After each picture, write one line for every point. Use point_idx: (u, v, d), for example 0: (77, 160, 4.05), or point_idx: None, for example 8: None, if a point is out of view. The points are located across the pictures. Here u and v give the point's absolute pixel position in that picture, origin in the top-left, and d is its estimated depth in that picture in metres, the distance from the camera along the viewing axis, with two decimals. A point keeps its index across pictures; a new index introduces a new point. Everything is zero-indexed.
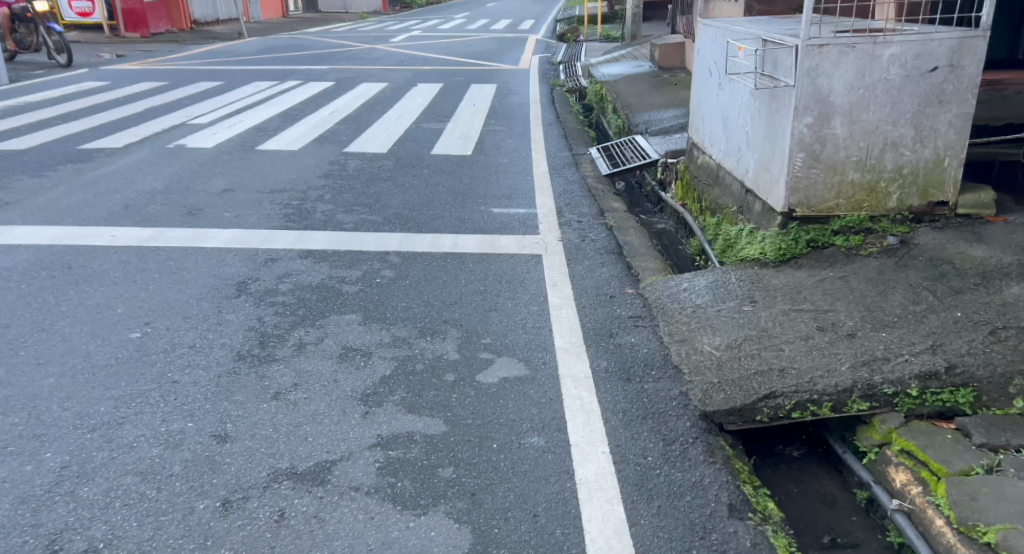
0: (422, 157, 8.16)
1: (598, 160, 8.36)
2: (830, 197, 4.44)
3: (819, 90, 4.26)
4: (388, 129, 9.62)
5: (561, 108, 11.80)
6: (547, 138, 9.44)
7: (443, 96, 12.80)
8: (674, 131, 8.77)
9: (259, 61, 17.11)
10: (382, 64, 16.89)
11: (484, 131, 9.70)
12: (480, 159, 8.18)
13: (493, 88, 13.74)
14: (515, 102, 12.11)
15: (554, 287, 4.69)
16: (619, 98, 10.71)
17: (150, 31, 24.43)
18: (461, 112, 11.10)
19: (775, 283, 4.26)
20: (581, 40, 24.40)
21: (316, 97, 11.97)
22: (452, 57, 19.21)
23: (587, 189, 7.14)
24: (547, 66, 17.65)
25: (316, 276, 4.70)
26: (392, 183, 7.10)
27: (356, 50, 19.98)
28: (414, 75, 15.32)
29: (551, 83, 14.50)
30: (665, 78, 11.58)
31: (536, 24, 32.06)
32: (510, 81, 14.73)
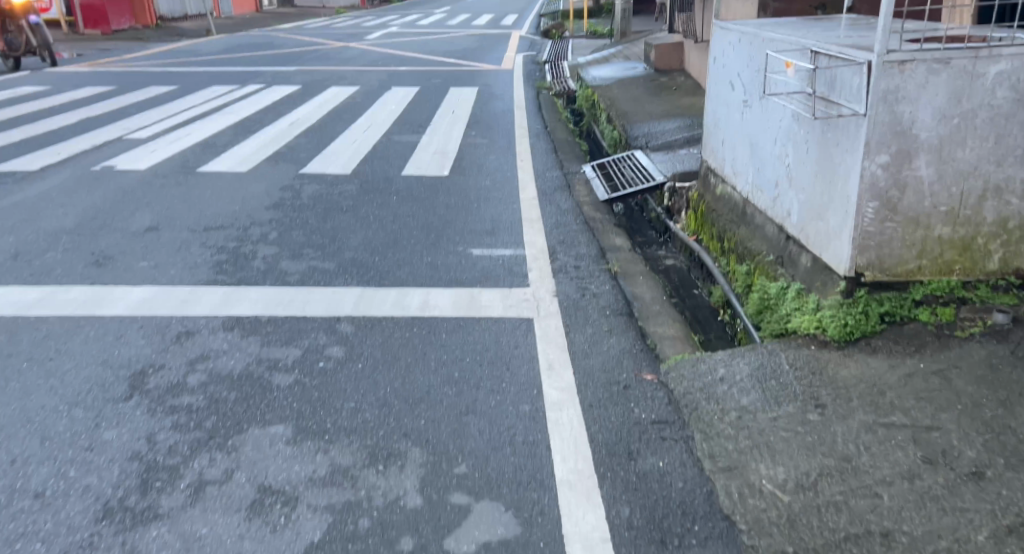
0: (391, 180, 7.08)
1: (593, 181, 7.30)
2: (910, 258, 3.42)
3: (899, 120, 3.24)
4: (353, 144, 8.51)
5: (548, 116, 10.72)
6: (534, 153, 8.37)
7: (419, 101, 11.69)
8: (678, 146, 7.73)
9: (222, 61, 15.94)
10: (354, 65, 15.76)
11: (463, 145, 8.61)
12: (458, 182, 7.11)
13: (474, 91, 12.65)
14: (497, 110, 11.01)
15: (549, 372, 3.63)
16: (614, 106, 9.65)
17: (111, 27, 23.35)
18: (438, 122, 10.00)
19: (844, 376, 3.21)
20: (567, 37, 23.27)
21: (278, 104, 10.82)
22: (431, 56, 18.10)
23: (583, 220, 6.09)
24: (532, 66, 16.59)
25: (239, 360, 3.61)
26: (353, 215, 6.01)
27: (327, 49, 18.85)
28: (388, 77, 14.18)
29: (537, 85, 13.42)
30: (662, 82, 10.52)
31: (519, 19, 30.97)
32: (492, 83, 13.65)
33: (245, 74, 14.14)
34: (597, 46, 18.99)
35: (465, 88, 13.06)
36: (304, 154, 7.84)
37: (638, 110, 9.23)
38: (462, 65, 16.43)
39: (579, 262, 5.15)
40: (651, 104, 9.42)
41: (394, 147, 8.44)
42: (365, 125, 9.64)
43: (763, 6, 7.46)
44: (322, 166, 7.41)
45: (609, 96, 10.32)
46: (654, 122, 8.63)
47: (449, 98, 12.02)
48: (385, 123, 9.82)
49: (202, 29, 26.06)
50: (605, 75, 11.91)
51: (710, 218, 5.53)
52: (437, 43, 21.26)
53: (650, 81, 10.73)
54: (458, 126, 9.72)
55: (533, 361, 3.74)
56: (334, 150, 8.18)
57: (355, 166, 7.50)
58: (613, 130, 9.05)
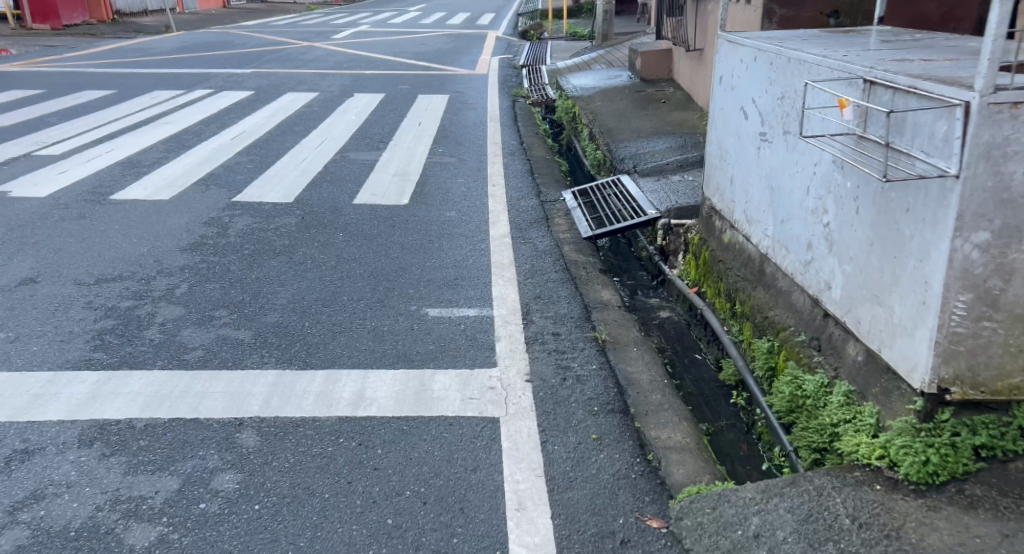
0: (338, 212, 6.10)
1: (574, 213, 6.35)
2: (1013, 370, 2.50)
3: (1007, 185, 2.33)
4: (300, 164, 7.50)
5: (524, 130, 9.76)
6: (507, 176, 7.42)
7: (382, 111, 10.69)
8: (671, 172, 6.81)
9: (173, 61, 14.89)
10: (316, 67, 14.75)
11: (427, 166, 7.65)
12: (416, 214, 6.14)
13: (444, 100, 11.68)
14: (467, 121, 10.04)
15: (518, 516, 2.68)
16: (597, 121, 8.70)
17: (62, 21, 22.49)
18: (401, 136, 9.01)
19: (935, 546, 2.28)
20: (545, 39, 22.32)
21: (223, 113, 9.79)
22: (401, 58, 17.11)
23: (563, 267, 5.13)
24: (509, 70, 15.64)
25: (84, 503, 2.65)
26: (287, 260, 5.02)
27: (290, 48, 17.84)
28: (352, 82, 13.17)
29: (513, 93, 12.46)
30: (649, 94, 9.60)
31: (497, 17, 30.02)
32: (465, 90, 12.69)
33: (195, 77, 13.11)
34: (577, 50, 18.05)
35: (435, 95, 12.08)
36: (242, 179, 6.85)
37: (624, 126, 8.29)
38: (434, 68, 15.44)
39: (558, 327, 4.20)
40: (638, 120, 8.49)
41: (348, 168, 7.46)
42: (318, 139, 8.63)
43: (768, 12, 6.52)
44: (258, 194, 6.41)
45: (591, 109, 9.38)
46: (642, 141, 7.70)
47: (415, 108, 11.03)
48: (342, 137, 8.81)
49: (162, 25, 24.96)
50: (586, 83, 10.98)
51: (714, 268, 4.60)
52: (409, 44, 20.25)
53: (636, 92, 9.80)
54: (423, 142, 8.73)
55: (496, 494, 2.79)
56: (277, 172, 7.17)
57: (299, 193, 6.50)
58: (597, 150, 8.11)
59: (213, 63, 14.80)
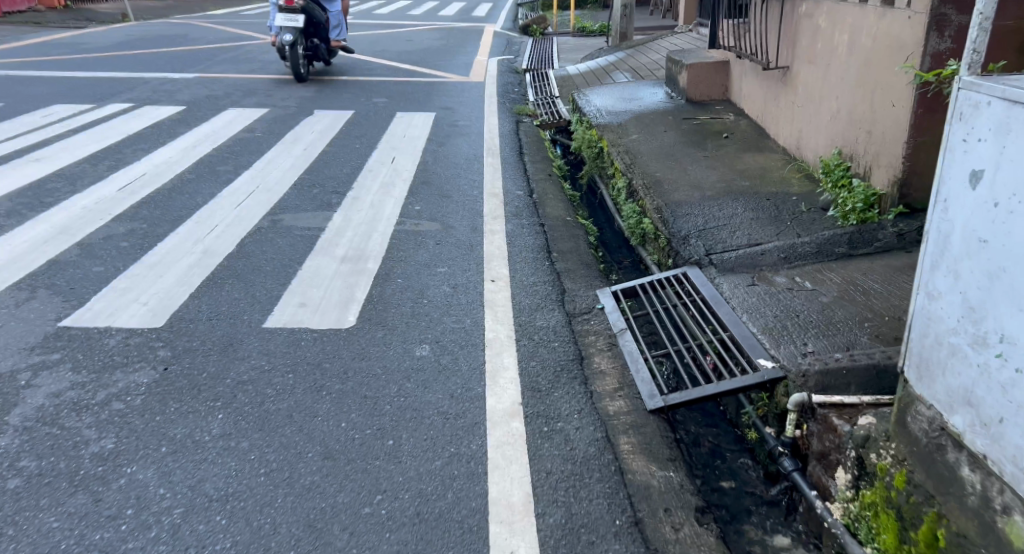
0: (230, 352, 3.70)
1: (626, 347, 3.91)
2: None
3: None
4: (198, 245, 5.06)
5: (532, 173, 7.32)
6: (511, 265, 5.01)
7: (345, 140, 8.27)
8: (767, 270, 4.38)
9: (105, 63, 12.55)
10: (277, 74, 12.33)
11: (392, 247, 5.25)
12: (362, 354, 3.73)
13: (427, 122, 9.27)
14: (455, 160, 7.61)
15: None
16: (634, 167, 6.26)
17: (2, 9, 20.68)
18: (361, 188, 6.57)
19: None
20: (549, 36, 19.74)
21: (128, 146, 7.38)
22: (383, 60, 14.67)
23: (630, 519, 2.66)
24: (510, 77, 13.18)
25: None
26: (89, 502, 2.61)
27: (252, 46, 15.48)
28: (316, 95, 10.73)
29: (516, 113, 10.07)
30: (703, 124, 7.10)
31: (496, 8, 27.44)
32: (455, 107, 10.26)
33: (122, 85, 10.74)
34: (588, 52, 15.43)
35: (418, 117, 9.63)
36: (99, 277, 4.45)
37: (678, 177, 5.83)
38: (421, 74, 13.00)
39: None
40: (696, 167, 6.02)
41: (273, 251, 5.05)
42: (239, 196, 6.17)
43: (940, 20, 4.03)
44: (99, 316, 3.94)
45: (624, 145, 6.90)
46: (711, 205, 5.25)
47: (387, 136, 8.57)
48: (276, 190, 6.38)
49: (120, 15, 22.63)
50: (612, 102, 8.54)
51: None
52: (394, 41, 17.73)
53: (683, 120, 7.32)
54: (389, 199, 6.30)
55: None
56: (159, 261, 4.74)
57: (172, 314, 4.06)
58: (639, 212, 5.67)
59: (152, 67, 12.44)
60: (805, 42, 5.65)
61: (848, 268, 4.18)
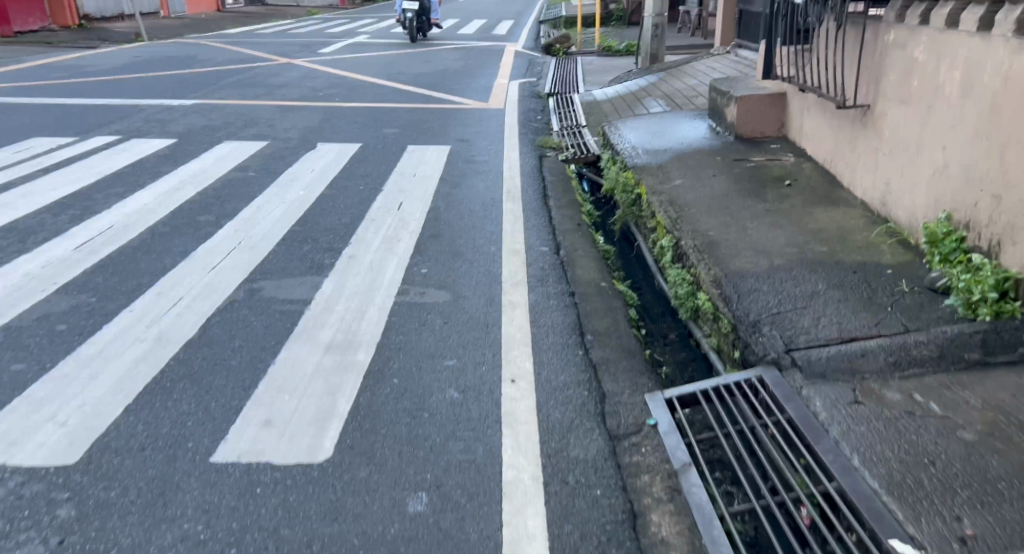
0: (159, 509, 2.77)
1: (694, 497, 2.91)
2: None
3: None
4: (149, 330, 4.12)
5: (558, 224, 6.38)
6: (534, 356, 4.04)
7: (347, 179, 7.38)
8: (867, 377, 3.38)
9: (101, 87, 11.80)
10: (283, 100, 11.51)
11: (390, 328, 4.30)
12: (334, 512, 2.77)
13: (441, 158, 8.35)
14: (470, 206, 6.67)
15: None
16: (682, 222, 5.27)
17: (14, 29, 20.18)
18: (359, 245, 5.63)
19: None
20: (572, 55, 18.85)
21: (99, 191, 6.52)
22: (397, 83, 13.84)
23: None
24: (533, 102, 12.28)
25: None
26: None
27: (260, 68, 14.72)
28: (322, 124, 9.87)
29: (540, 147, 9.17)
30: (760, 169, 6.10)
31: (517, 26, 26.65)
32: (472, 139, 9.36)
33: (113, 113, 9.95)
34: (616, 74, 14.49)
35: (431, 151, 8.73)
36: (17, 381, 3.56)
37: (737, 239, 4.83)
38: (436, 100, 12.13)
39: None
40: (758, 224, 5.02)
41: (245, 337, 4.13)
42: (213, 256, 5.24)
43: None
44: None
45: (667, 192, 5.91)
46: (784, 280, 4.25)
47: (396, 173, 7.64)
48: (260, 249, 5.45)
49: (132, 34, 22.09)
50: (648, 138, 7.57)
51: None
52: (410, 61, 16.93)
53: (735, 163, 6.33)
54: (391, 261, 5.35)
55: None
56: (97, 355, 3.83)
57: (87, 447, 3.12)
58: (690, 281, 4.67)
59: (151, 91, 11.67)
60: (894, 76, 4.66)
61: (987, 387, 3.18)
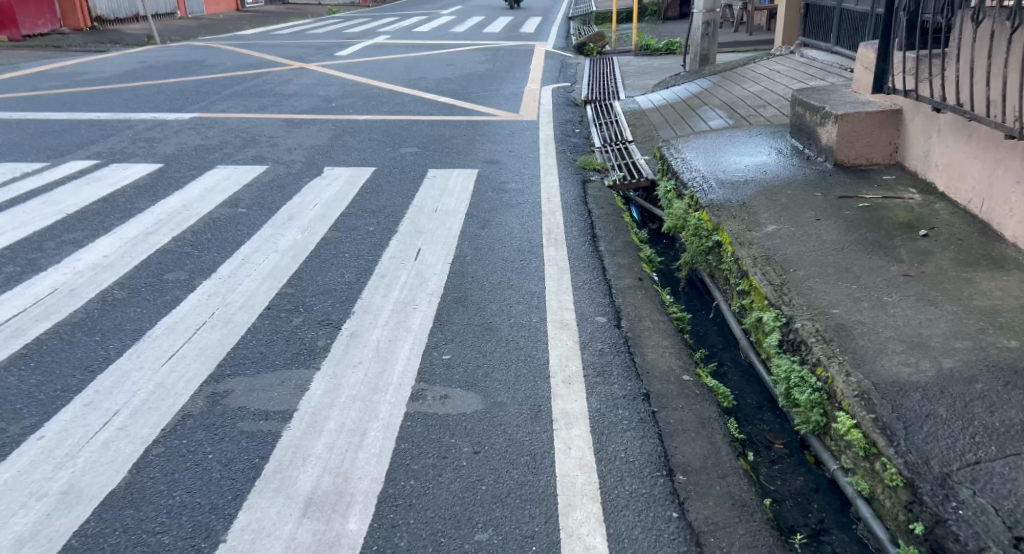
0: None
1: None
2: None
3: None
4: (55, 477, 2.92)
5: (614, 278, 5.10)
6: (605, 520, 2.77)
7: (355, 216, 6.15)
8: None
9: (91, 99, 10.67)
10: (291, 113, 10.32)
11: (399, 466, 3.04)
12: None
13: (467, 186, 7.10)
14: (504, 256, 5.41)
15: None
16: (790, 291, 3.99)
17: (22, 33, 19.22)
18: (363, 316, 4.40)
19: None
20: (607, 56, 17.47)
21: (51, 238, 5.35)
22: (418, 91, 12.61)
23: None
24: (570, 112, 10.97)
25: None
26: None
27: (271, 76, 13.56)
28: (332, 143, 8.66)
29: (583, 167, 7.96)
30: (877, 212, 4.79)
31: (545, 23, 25.26)
32: (503, 160, 8.09)
33: (98, 130, 8.80)
34: (659, 77, 13.14)
35: (456, 176, 7.48)
36: None
37: (880, 325, 3.54)
38: (462, 111, 10.88)
39: None
40: (900, 298, 3.73)
41: (191, 484, 2.90)
42: (174, 337, 4.01)
43: None
44: None
45: (759, 244, 4.62)
46: (969, 402, 2.96)
47: (413, 210, 6.39)
48: (238, 325, 4.21)
49: (143, 36, 21.08)
50: (721, 162, 6.26)
51: None
52: (433, 65, 15.70)
53: (840, 201, 5.02)
54: (405, 342, 4.09)
55: None
56: None
57: None
58: (814, 385, 3.39)
59: (146, 104, 10.51)
60: None
61: None
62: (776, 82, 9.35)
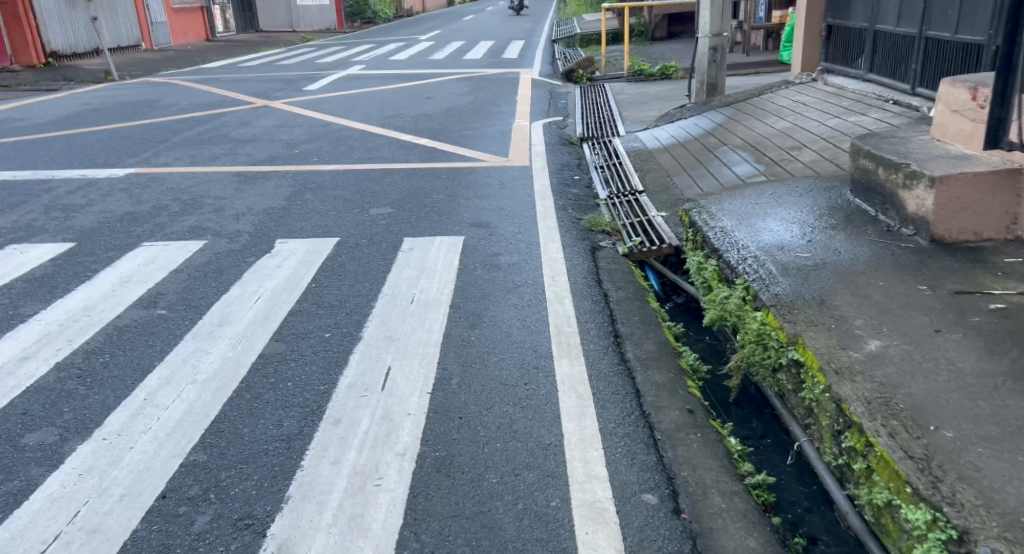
0: None
1: None
2: None
3: None
4: None
5: (654, 409, 3.77)
6: None
7: (307, 315, 4.80)
8: None
9: (15, 153, 9.29)
10: (246, 165, 8.96)
11: None
12: None
13: (452, 263, 5.78)
14: (502, 375, 4.05)
15: None
16: (945, 472, 2.64)
17: None
18: (302, 506, 3.02)
19: None
20: (598, 82, 16.27)
21: None
22: (393, 131, 11.31)
23: None
24: (565, 153, 9.70)
25: None
26: None
27: (230, 118, 12.24)
28: (288, 205, 7.31)
29: (592, 227, 6.71)
30: (1019, 317, 3.49)
31: (529, 46, 24.11)
32: (492, 223, 6.78)
33: (9, 196, 7.42)
34: (660, 108, 11.92)
35: (437, 247, 6.16)
36: None
37: None
38: (443, 156, 9.58)
39: None
40: None
41: None
42: None
43: None
44: None
45: (866, 374, 3.26)
46: None
47: (384, 302, 5.02)
48: (109, 534, 2.84)
49: (99, 72, 19.68)
50: (774, 230, 4.94)
51: None
52: (410, 99, 14.41)
53: (958, 300, 3.71)
54: None
55: None
56: None
57: None
58: None
59: (77, 157, 9.14)
60: None
61: None
62: (805, 117, 8.10)
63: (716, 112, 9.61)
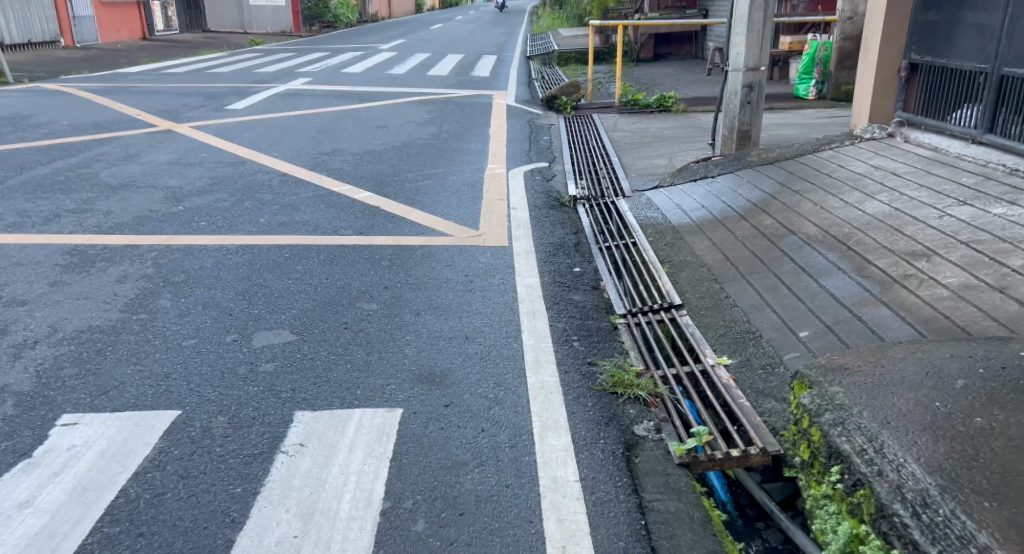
0: None
1: None
2: None
3: None
4: None
5: None
6: None
7: None
8: None
9: None
10: (94, 238, 6.20)
11: None
12: None
13: (369, 501, 3.08)
14: None
15: None
16: None
17: None
18: None
19: None
20: (584, 112, 13.71)
21: None
22: (325, 176, 8.60)
23: None
24: (555, 223, 7.08)
25: None
26: None
27: (114, 150, 9.44)
28: (120, 329, 4.58)
29: (613, 385, 4.05)
30: None
31: (501, 62, 21.52)
32: (447, 377, 4.11)
33: None
34: (671, 156, 9.37)
35: (347, 446, 3.45)
36: None
37: None
38: (386, 223, 6.88)
39: None
40: None
41: None
42: None
43: None
44: None
45: None
46: None
47: None
48: None
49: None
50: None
51: None
52: (356, 126, 11.69)
53: None
54: None
55: None
56: None
57: None
58: None
59: None
60: None
61: None
62: (909, 198, 5.58)
63: (764, 173, 7.12)
